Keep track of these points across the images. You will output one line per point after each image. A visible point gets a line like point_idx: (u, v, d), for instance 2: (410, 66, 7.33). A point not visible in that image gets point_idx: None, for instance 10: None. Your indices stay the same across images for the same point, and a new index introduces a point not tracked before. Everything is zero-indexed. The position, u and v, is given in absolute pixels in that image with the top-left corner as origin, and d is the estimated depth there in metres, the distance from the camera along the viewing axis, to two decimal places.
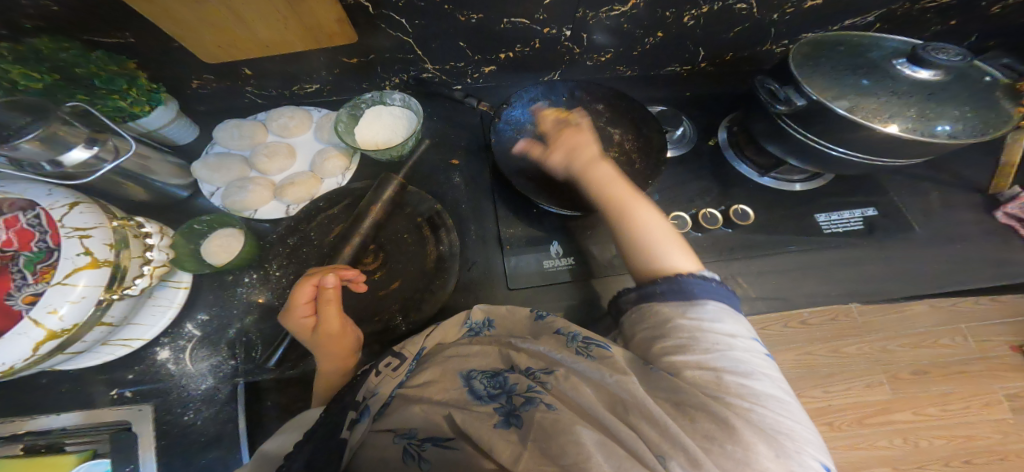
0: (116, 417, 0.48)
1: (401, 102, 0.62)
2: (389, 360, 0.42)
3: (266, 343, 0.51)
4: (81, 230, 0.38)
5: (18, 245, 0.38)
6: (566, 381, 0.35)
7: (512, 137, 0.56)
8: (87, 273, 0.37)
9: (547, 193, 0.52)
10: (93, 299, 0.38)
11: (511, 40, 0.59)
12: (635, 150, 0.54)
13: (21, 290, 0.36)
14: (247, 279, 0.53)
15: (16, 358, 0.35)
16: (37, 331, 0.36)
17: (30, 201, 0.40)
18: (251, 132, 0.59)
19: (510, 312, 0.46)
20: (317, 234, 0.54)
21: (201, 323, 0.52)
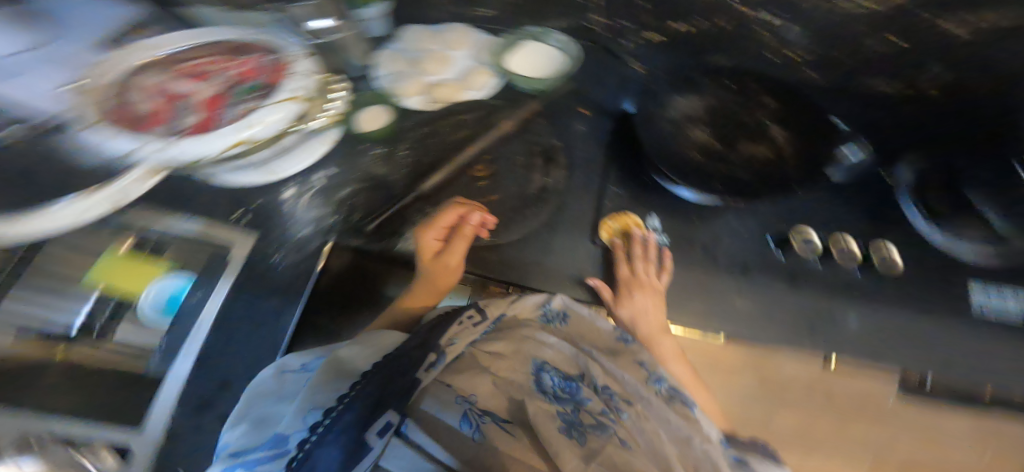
0: (217, 239, 0.48)
1: (559, 44, 0.62)
2: (470, 313, 0.47)
3: (365, 211, 0.58)
4: (303, 73, 0.45)
5: (246, 71, 0.42)
6: (644, 421, 0.42)
7: (658, 108, 0.55)
8: (288, 105, 0.43)
9: (676, 165, 0.52)
10: (277, 128, 0.43)
11: (710, 9, 0.53)
12: (789, 153, 0.51)
13: (234, 106, 0.41)
14: (374, 151, 0.56)
15: (207, 152, 0.39)
16: (231, 136, 0.40)
17: (275, 42, 0.45)
18: (412, 22, 0.58)
19: (588, 318, 0.51)
20: (447, 131, 0.59)
21: (329, 175, 0.54)
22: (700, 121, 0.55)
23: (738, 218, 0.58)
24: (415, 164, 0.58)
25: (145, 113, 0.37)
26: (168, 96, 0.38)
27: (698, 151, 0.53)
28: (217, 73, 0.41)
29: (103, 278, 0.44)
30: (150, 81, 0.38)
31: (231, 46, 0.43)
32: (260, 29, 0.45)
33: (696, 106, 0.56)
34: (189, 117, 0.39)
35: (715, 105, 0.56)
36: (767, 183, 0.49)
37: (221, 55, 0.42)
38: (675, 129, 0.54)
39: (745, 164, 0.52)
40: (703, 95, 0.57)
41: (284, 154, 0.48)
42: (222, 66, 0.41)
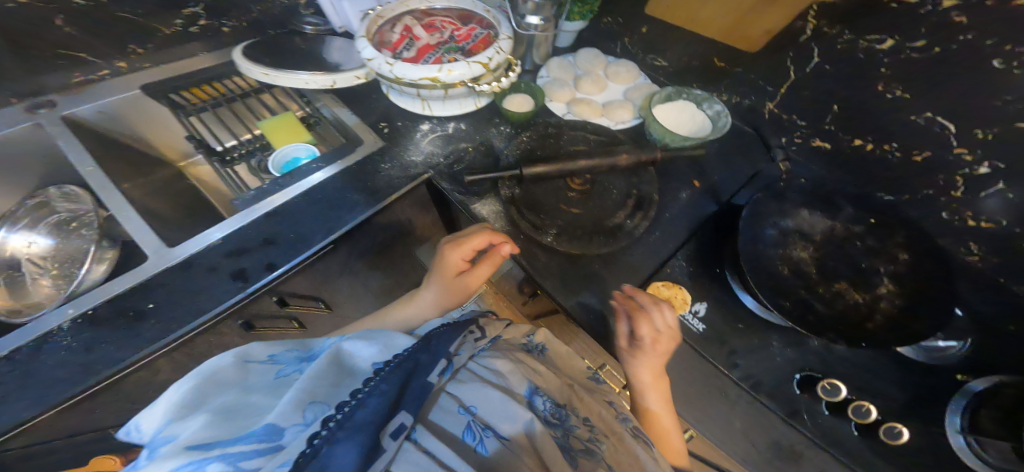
0: (360, 135, 0.67)
1: (712, 113, 0.65)
2: (474, 332, 0.50)
3: (466, 167, 0.65)
4: (499, 48, 0.62)
5: (460, 41, 0.73)
6: (622, 450, 0.44)
7: (778, 207, 0.52)
8: (476, 67, 0.60)
9: (759, 267, 0.49)
10: (462, 78, 0.60)
11: (888, 134, 0.54)
12: (881, 314, 0.46)
13: (438, 53, 0.71)
14: (501, 129, 0.69)
15: (414, 76, 0.59)
16: (431, 72, 0.59)
17: (487, 26, 0.74)
18: (596, 61, 0.75)
19: (564, 353, 0.60)
20: (565, 139, 0.65)
21: (458, 128, 0.69)
22: (810, 239, 0.51)
23: (782, 344, 0.52)
24: (526, 151, 0.63)
25: (393, 35, 0.72)
26: (405, 29, 0.73)
27: (788, 267, 0.50)
28: (441, 29, 0.74)
29: (276, 128, 0.72)
30: (404, 20, 0.74)
31: (461, 14, 0.76)
32: (493, 13, 0.74)
33: (818, 224, 0.52)
34: (410, 49, 0.71)
35: (840, 233, 0.52)
36: (842, 332, 0.44)
37: (452, 19, 0.76)
38: (775, 236, 0.51)
39: (830, 301, 0.48)
40: (832, 218, 0.52)
41: (445, 100, 0.67)
42: (448, 26, 0.75)
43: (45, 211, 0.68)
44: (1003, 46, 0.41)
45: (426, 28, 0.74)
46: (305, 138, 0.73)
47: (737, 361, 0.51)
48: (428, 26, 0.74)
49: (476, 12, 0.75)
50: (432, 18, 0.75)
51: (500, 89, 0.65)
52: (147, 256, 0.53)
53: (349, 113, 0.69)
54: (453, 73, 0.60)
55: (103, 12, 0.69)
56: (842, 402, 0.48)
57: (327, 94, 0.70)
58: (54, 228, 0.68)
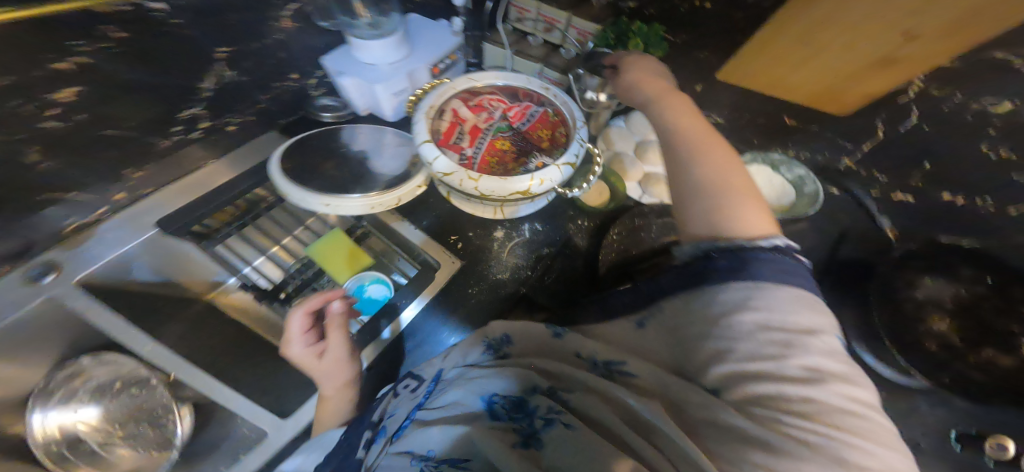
0: (433, 257, 0.62)
1: (792, 177, 0.65)
2: (410, 382, 0.50)
3: (559, 273, 0.63)
4: (582, 142, 0.60)
5: (513, 121, 0.64)
6: (586, 400, 0.37)
7: (900, 281, 0.62)
8: (567, 167, 0.58)
9: (904, 342, 0.58)
10: (552, 186, 0.57)
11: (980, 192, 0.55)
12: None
13: (489, 136, 0.61)
14: (578, 222, 0.66)
15: (512, 192, 0.55)
16: (527, 185, 0.55)
17: (538, 99, 0.66)
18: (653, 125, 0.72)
19: (523, 331, 0.50)
20: (657, 229, 0.63)
21: (535, 229, 0.65)
22: (942, 309, 0.60)
23: (929, 404, 0.59)
24: (621, 252, 0.62)
25: (442, 124, 0.61)
26: (454, 114, 0.62)
27: (932, 341, 0.58)
28: (490, 109, 0.64)
29: (328, 255, 0.66)
30: (451, 104, 0.63)
31: (506, 88, 0.67)
32: (542, 85, 0.66)
33: (942, 292, 0.60)
34: (464, 137, 0.61)
35: (963, 302, 0.59)
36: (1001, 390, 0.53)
37: (495, 94, 0.66)
38: (911, 310, 0.60)
39: (980, 368, 0.56)
40: (951, 288, 0.60)
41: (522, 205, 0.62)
42: (496, 104, 0.65)
43: (78, 381, 0.66)
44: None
45: (471, 109, 0.64)
46: (366, 262, 0.67)
47: None
48: (474, 106, 0.64)
49: (524, 86, 0.66)
50: (478, 96, 0.65)
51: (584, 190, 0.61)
52: (268, 430, 0.58)
53: (413, 228, 0.64)
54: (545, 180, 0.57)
55: (83, 136, 0.52)
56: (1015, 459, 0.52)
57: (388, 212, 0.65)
58: (96, 392, 0.68)
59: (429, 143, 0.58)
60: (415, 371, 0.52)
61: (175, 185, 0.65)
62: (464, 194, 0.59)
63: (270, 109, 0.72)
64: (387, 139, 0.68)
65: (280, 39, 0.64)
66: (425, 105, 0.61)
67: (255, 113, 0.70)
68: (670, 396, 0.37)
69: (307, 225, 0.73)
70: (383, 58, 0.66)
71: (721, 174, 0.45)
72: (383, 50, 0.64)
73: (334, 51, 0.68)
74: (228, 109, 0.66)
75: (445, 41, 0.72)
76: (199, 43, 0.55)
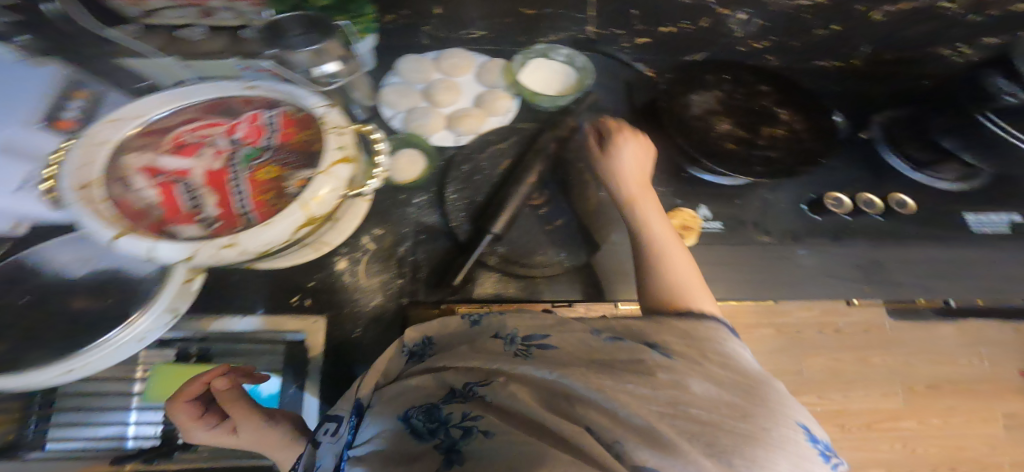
0: (289, 328, 0.51)
1: (565, 58, 0.65)
2: (329, 427, 0.41)
3: (432, 265, 0.56)
4: (337, 127, 0.43)
5: (251, 139, 0.44)
6: (505, 389, 0.31)
7: (681, 101, 0.60)
8: (342, 166, 0.41)
9: (708, 151, 0.56)
10: (338, 196, 0.41)
11: (680, 15, 0.62)
12: (805, 130, 0.58)
13: (239, 174, 0.42)
14: (418, 200, 0.58)
15: (281, 237, 0.39)
16: (300, 214, 0.39)
17: (272, 100, 0.46)
18: (424, 67, 0.63)
19: (442, 325, 0.44)
20: (488, 164, 0.58)
21: (376, 236, 0.56)
22: (717, 113, 0.61)
23: (772, 190, 0.59)
24: (469, 205, 0.56)
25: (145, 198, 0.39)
26: (152, 173, 0.40)
27: (729, 141, 0.58)
28: (207, 141, 0.43)
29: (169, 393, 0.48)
30: (131, 164, 0.40)
31: (212, 104, 0.45)
32: (272, 83, 0.47)
33: (710, 100, 0.61)
34: (198, 195, 0.40)
35: (725, 97, 0.62)
36: (803, 159, 0.53)
37: (204, 116, 0.44)
38: (699, 122, 0.59)
39: (771, 144, 0.57)
40: (713, 91, 0.62)
41: (336, 225, 0.49)
42: (213, 129, 0.43)
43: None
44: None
45: (180, 152, 0.41)
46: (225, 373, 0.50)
47: (763, 226, 0.58)
48: (177, 149, 0.42)
49: (234, 94, 0.45)
50: (172, 133, 0.43)
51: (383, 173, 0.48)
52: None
53: (240, 319, 0.50)
54: (319, 198, 0.40)
55: None
56: (850, 204, 0.58)
57: (195, 319, 0.49)
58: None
59: (127, 236, 0.36)
60: (331, 412, 0.43)
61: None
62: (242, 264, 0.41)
63: None
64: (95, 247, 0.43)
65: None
66: (69, 189, 0.36)
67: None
68: (598, 358, 0.32)
69: None
70: None
71: (665, 258, 0.45)
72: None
73: None
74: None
75: (19, 75, 0.42)
76: None
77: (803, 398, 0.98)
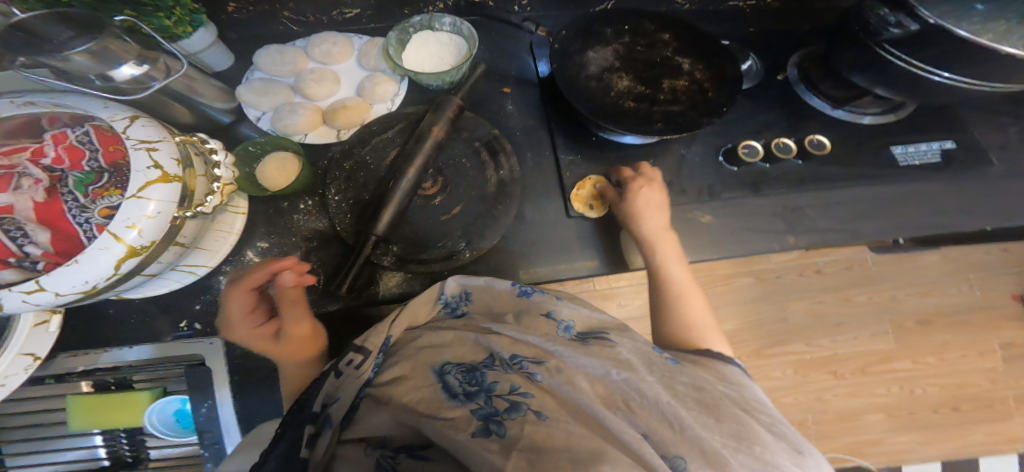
0: (185, 353, 0.48)
1: (450, 27, 0.60)
2: (353, 358, 0.38)
3: (329, 273, 0.51)
4: (146, 142, 0.35)
5: (69, 164, 0.35)
6: (560, 374, 0.33)
7: (576, 62, 0.55)
8: (159, 187, 0.34)
9: (613, 118, 0.52)
10: (170, 215, 0.35)
11: None
12: (705, 78, 0.55)
13: (71, 211, 0.33)
14: (302, 206, 0.53)
15: (100, 275, 0.33)
16: (118, 247, 0.33)
17: (87, 114, 0.37)
18: (294, 58, 0.58)
19: (489, 288, 0.44)
20: (372, 158, 0.53)
21: (261, 250, 0.51)
22: (617, 69, 0.56)
23: (687, 145, 0.57)
24: (356, 204, 0.51)
25: None
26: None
27: (630, 99, 0.55)
28: (19, 172, 0.33)
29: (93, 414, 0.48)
30: None
31: (19, 125, 0.36)
32: (47, 98, 0.37)
33: (608, 55, 0.56)
34: (22, 232, 0.32)
35: (625, 50, 0.57)
36: (706, 112, 0.52)
37: (12, 141, 0.35)
38: (598, 83, 0.55)
39: (674, 97, 0.54)
40: (612, 45, 0.57)
41: (197, 247, 0.44)
42: (21, 153, 0.34)
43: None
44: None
45: None
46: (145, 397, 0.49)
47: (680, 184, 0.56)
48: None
49: (43, 111, 0.37)
50: None
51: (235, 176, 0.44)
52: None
53: (135, 348, 0.48)
54: (146, 226, 0.34)
55: None
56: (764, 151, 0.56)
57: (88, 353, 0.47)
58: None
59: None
60: (358, 342, 0.39)
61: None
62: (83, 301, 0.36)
63: None
64: None
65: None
66: None
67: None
68: (658, 369, 0.33)
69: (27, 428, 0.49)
70: None
71: (684, 302, 0.47)
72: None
73: None
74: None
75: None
76: None
77: (790, 346, 0.94)
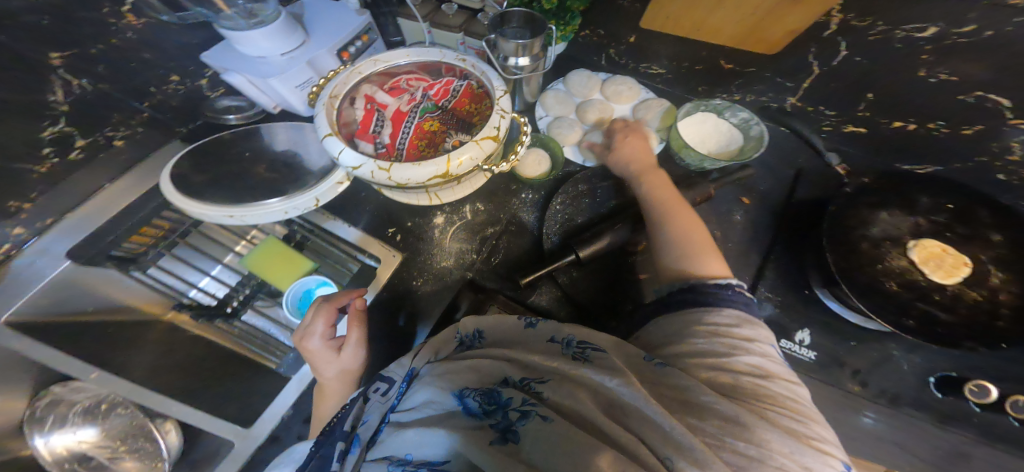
0: (373, 251, 0.57)
1: (738, 121, 0.61)
2: (379, 386, 0.44)
3: (506, 257, 0.57)
4: (504, 111, 0.52)
5: (439, 99, 0.58)
6: (565, 388, 0.33)
7: (851, 209, 0.52)
8: (489, 141, 0.49)
9: (862, 287, 0.47)
10: (473, 165, 0.49)
11: (930, 114, 0.53)
12: (1010, 308, 0.45)
13: (416, 119, 0.56)
14: (524, 196, 0.61)
15: (421, 177, 0.48)
16: (442, 167, 0.48)
17: (463, 73, 0.59)
18: (594, 86, 0.68)
19: (498, 321, 0.44)
20: (603, 194, 0.59)
21: (476, 210, 0.60)
22: (893, 241, 0.51)
23: (904, 351, 0.48)
24: (566, 222, 0.57)
25: (355, 114, 0.55)
26: (368, 100, 0.57)
27: (894, 281, 0.48)
28: (410, 90, 0.59)
29: (264, 263, 0.58)
30: (360, 90, 0.57)
31: (417, 66, 0.60)
32: (454, 53, 0.59)
33: (901, 224, 0.52)
34: (384, 125, 0.55)
35: (925, 226, 0.51)
36: (978, 336, 0.42)
37: (414, 73, 0.60)
38: (869, 246, 0.50)
39: (952, 306, 0.46)
40: (908, 214, 0.52)
41: (454, 187, 0.56)
42: (418, 84, 0.59)
43: (64, 406, 0.58)
44: None
45: (390, 92, 0.58)
46: (307, 265, 0.59)
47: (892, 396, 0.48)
48: (393, 90, 0.59)
49: (444, 60, 0.59)
50: (394, 77, 0.59)
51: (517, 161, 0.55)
52: (233, 441, 0.53)
53: (347, 227, 0.59)
54: (461, 160, 0.49)
55: None
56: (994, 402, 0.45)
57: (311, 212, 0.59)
58: (88, 415, 0.61)
59: (333, 137, 0.50)
60: (383, 372, 0.45)
61: (87, 204, 0.53)
62: (385, 186, 0.51)
63: (164, 118, 0.62)
64: (309, 132, 0.62)
65: (134, 37, 0.53)
66: (324, 95, 0.53)
67: (142, 124, 0.59)
68: (659, 391, 0.33)
69: (250, 239, 0.63)
70: (271, 49, 0.54)
71: (690, 238, 0.46)
72: (277, 37, 0.53)
73: (211, 50, 0.56)
74: (104, 122, 0.55)
75: (347, 20, 0.60)
76: (49, 36, 0.46)
77: None
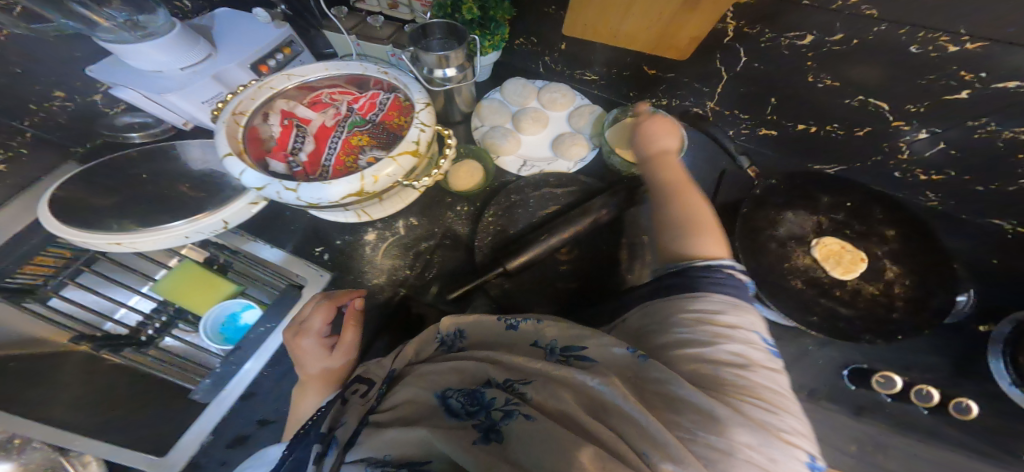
0: (299, 273, 0.55)
1: None
2: (358, 388, 0.40)
3: (439, 271, 0.57)
4: (422, 124, 0.51)
5: (363, 112, 0.56)
6: (546, 389, 0.32)
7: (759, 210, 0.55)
8: (407, 157, 0.49)
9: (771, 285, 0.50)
10: (392, 180, 0.48)
11: (826, 117, 0.56)
12: (904, 301, 0.50)
13: (341, 134, 0.54)
14: (460, 208, 0.61)
15: (334, 196, 0.46)
16: (356, 185, 0.47)
17: (389, 85, 0.58)
18: (529, 95, 0.68)
19: (478, 320, 0.43)
20: (535, 203, 0.60)
21: (409, 225, 0.59)
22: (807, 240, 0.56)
23: (817, 345, 0.52)
24: (500, 232, 0.57)
25: (272, 131, 0.54)
26: (286, 115, 0.55)
27: (802, 280, 0.53)
28: (334, 104, 0.57)
29: (180, 287, 0.56)
30: (278, 106, 0.55)
31: (348, 78, 0.59)
32: (378, 66, 0.58)
33: (807, 224, 0.57)
34: (304, 141, 0.54)
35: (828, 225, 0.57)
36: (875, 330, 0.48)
37: (340, 87, 0.58)
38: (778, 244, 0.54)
39: (852, 299, 0.52)
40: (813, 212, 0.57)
41: (381, 203, 0.55)
42: (343, 98, 0.58)
43: None
44: (918, 34, 0.42)
45: (312, 107, 0.56)
46: (227, 287, 0.57)
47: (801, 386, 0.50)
48: (314, 104, 0.57)
49: (371, 75, 0.58)
50: (315, 91, 0.58)
51: (442, 174, 0.55)
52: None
53: (270, 248, 0.56)
54: (378, 177, 0.48)
55: None
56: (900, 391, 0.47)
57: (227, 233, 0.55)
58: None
59: (233, 156, 0.49)
60: (363, 375, 0.42)
61: None
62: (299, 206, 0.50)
63: (54, 139, 0.58)
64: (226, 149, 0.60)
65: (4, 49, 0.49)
66: (228, 112, 0.51)
67: (27, 146, 0.55)
68: (635, 383, 0.33)
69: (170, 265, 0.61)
70: (168, 63, 0.51)
71: (698, 222, 0.43)
72: (175, 52, 0.50)
73: (98, 65, 0.53)
74: None
75: (264, 32, 0.58)
76: None
77: None
